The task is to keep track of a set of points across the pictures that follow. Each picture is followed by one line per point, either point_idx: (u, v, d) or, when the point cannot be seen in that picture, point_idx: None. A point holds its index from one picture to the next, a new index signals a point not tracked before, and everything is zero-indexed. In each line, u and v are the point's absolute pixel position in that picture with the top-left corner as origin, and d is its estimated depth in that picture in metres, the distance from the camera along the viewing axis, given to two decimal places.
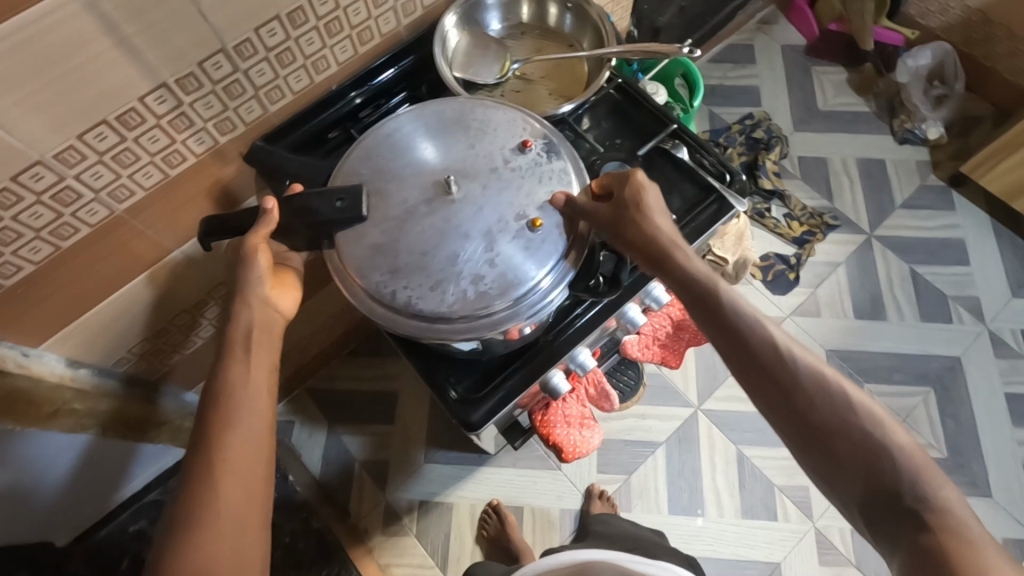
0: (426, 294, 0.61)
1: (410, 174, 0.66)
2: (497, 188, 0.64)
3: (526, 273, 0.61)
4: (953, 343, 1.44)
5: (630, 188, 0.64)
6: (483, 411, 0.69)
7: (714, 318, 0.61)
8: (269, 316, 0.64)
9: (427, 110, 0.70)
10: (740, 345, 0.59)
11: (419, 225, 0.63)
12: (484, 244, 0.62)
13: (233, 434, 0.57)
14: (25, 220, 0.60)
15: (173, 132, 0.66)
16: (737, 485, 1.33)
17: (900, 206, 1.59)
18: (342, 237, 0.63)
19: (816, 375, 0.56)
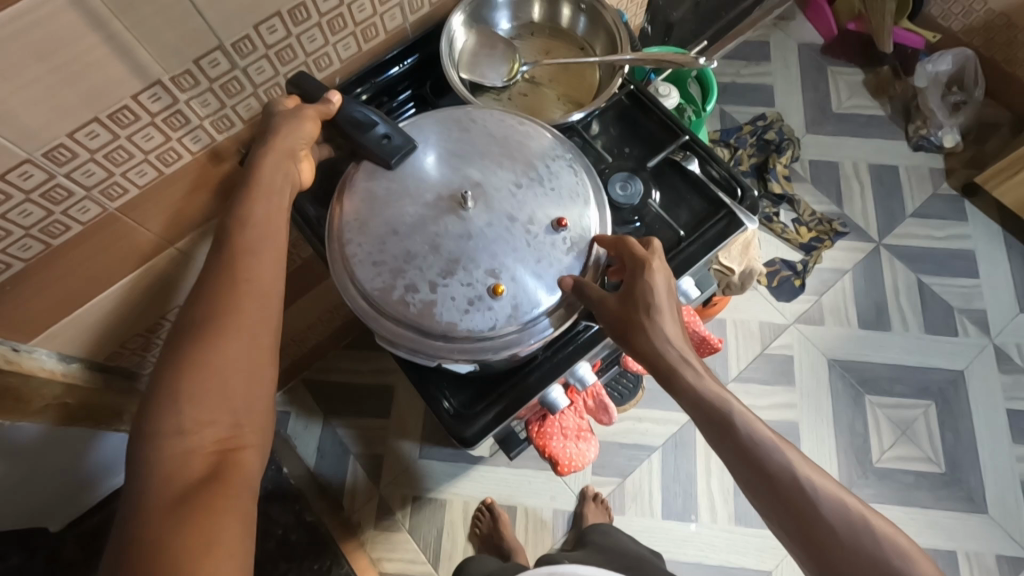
0: (367, 270, 0.61)
1: (448, 175, 0.64)
2: (501, 234, 0.62)
3: (471, 316, 0.59)
4: (956, 357, 1.43)
5: (643, 282, 0.60)
6: (478, 427, 0.68)
7: (741, 461, 0.56)
8: (288, 171, 0.60)
9: (496, 128, 0.68)
10: (770, 488, 0.54)
11: (406, 207, 0.62)
12: (469, 272, 0.60)
13: (253, 276, 0.53)
14: (14, 218, 0.59)
15: (168, 129, 0.64)
16: (732, 492, 1.33)
17: (911, 215, 1.56)
18: (367, 165, 0.65)
19: (860, 534, 0.51)
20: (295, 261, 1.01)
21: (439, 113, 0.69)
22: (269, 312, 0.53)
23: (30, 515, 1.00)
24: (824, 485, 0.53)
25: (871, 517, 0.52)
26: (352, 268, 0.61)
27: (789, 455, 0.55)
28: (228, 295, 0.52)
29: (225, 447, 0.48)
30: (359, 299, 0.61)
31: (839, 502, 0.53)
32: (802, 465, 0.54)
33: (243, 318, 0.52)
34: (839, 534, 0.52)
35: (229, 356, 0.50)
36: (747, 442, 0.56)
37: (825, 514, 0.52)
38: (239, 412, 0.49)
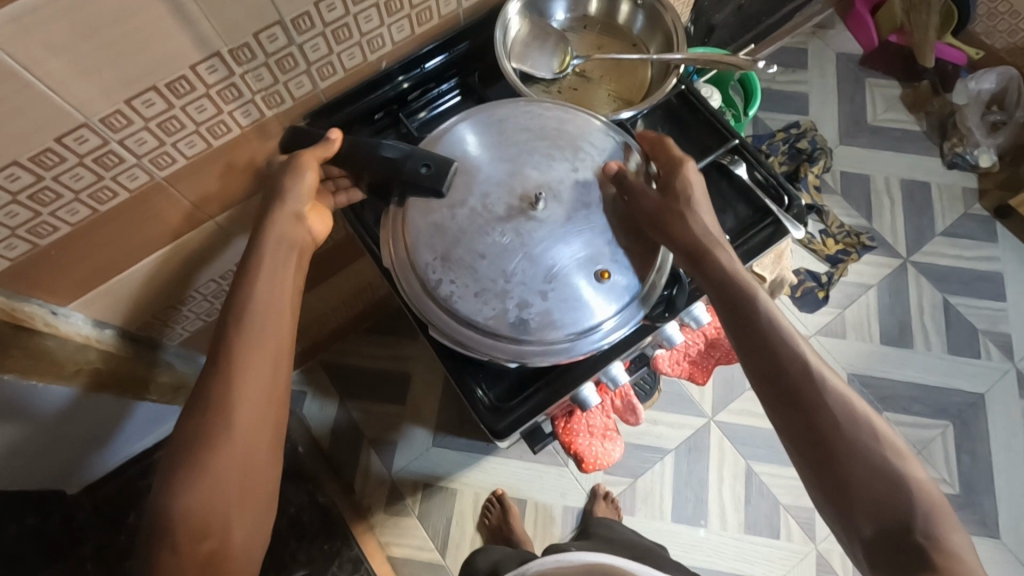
0: (468, 296, 0.60)
1: (495, 182, 0.64)
2: (581, 225, 0.63)
3: (579, 319, 0.60)
4: (978, 380, 1.41)
5: (673, 176, 0.65)
6: (510, 420, 0.68)
7: (789, 389, 0.55)
8: (299, 233, 0.63)
9: (527, 117, 0.68)
10: (809, 423, 0.54)
11: (489, 229, 0.62)
12: (549, 278, 0.61)
13: (251, 376, 0.55)
14: (65, 181, 0.59)
15: (220, 102, 0.63)
16: (743, 500, 1.32)
17: (941, 233, 1.54)
18: (415, 202, 0.64)
19: (895, 481, 0.51)
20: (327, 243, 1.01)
21: (464, 120, 0.68)
22: (268, 414, 0.56)
23: (50, 476, 1.02)
24: (873, 428, 0.53)
25: (912, 470, 0.52)
26: (434, 291, 0.61)
27: (843, 394, 0.54)
28: (224, 398, 0.54)
29: (212, 558, 0.51)
30: (435, 311, 0.60)
31: (882, 446, 0.52)
32: (855, 408, 0.54)
33: (248, 403, 0.54)
34: (874, 479, 0.51)
35: (222, 465, 0.52)
36: (798, 372, 0.55)
37: (866, 456, 0.52)
38: (232, 507, 0.52)
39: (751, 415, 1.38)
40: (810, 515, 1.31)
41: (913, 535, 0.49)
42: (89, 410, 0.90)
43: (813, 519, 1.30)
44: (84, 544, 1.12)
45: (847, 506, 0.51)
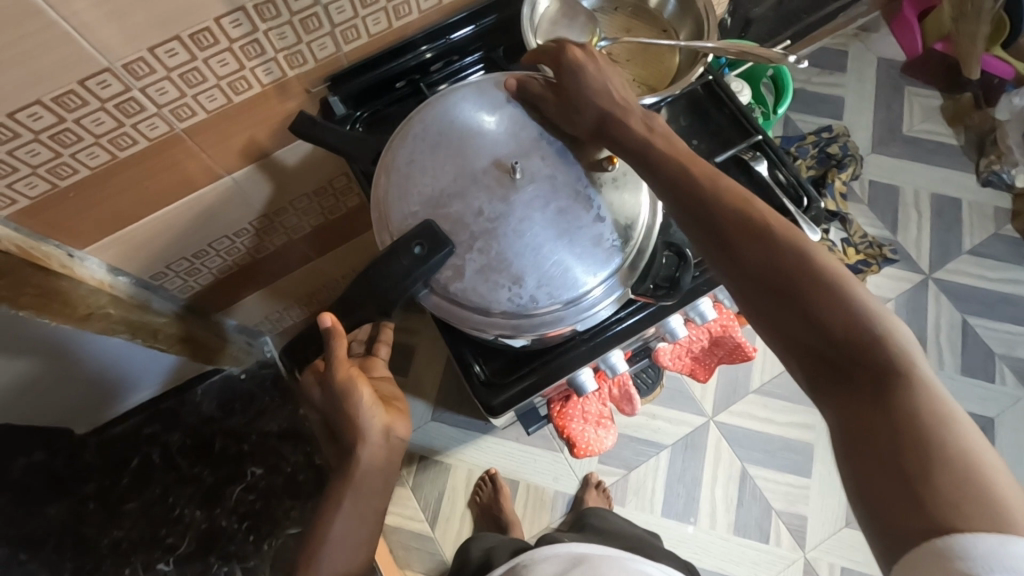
0: (554, 283, 0.58)
1: (464, 203, 0.59)
2: (554, 166, 0.61)
3: (581, 278, 0.58)
4: (989, 404, 1.38)
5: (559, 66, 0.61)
6: (505, 397, 0.68)
7: (690, 213, 0.54)
8: (386, 446, 0.61)
9: (428, 124, 0.63)
10: (719, 236, 0.52)
11: (510, 228, 0.58)
12: (562, 229, 0.59)
13: None
14: (86, 125, 0.60)
15: (243, 58, 0.63)
16: (735, 502, 1.32)
17: (966, 251, 1.50)
18: (441, 279, 0.58)
19: (804, 282, 0.48)
20: (340, 210, 1.01)
21: (387, 185, 0.61)
22: None
23: (59, 413, 1.07)
24: (778, 236, 0.50)
25: (825, 262, 0.48)
26: (515, 320, 0.59)
27: (743, 203, 0.52)
28: None
29: None
30: (529, 319, 0.59)
31: (787, 247, 0.49)
32: (756, 213, 0.51)
33: None
34: (787, 290, 0.48)
35: None
36: (690, 192, 0.54)
37: (768, 265, 0.49)
38: None
39: (751, 418, 1.37)
40: (802, 523, 1.30)
41: (837, 337, 0.46)
42: (103, 345, 0.92)
43: (804, 526, 1.30)
44: (88, 483, 1.15)
45: (764, 315, 0.50)
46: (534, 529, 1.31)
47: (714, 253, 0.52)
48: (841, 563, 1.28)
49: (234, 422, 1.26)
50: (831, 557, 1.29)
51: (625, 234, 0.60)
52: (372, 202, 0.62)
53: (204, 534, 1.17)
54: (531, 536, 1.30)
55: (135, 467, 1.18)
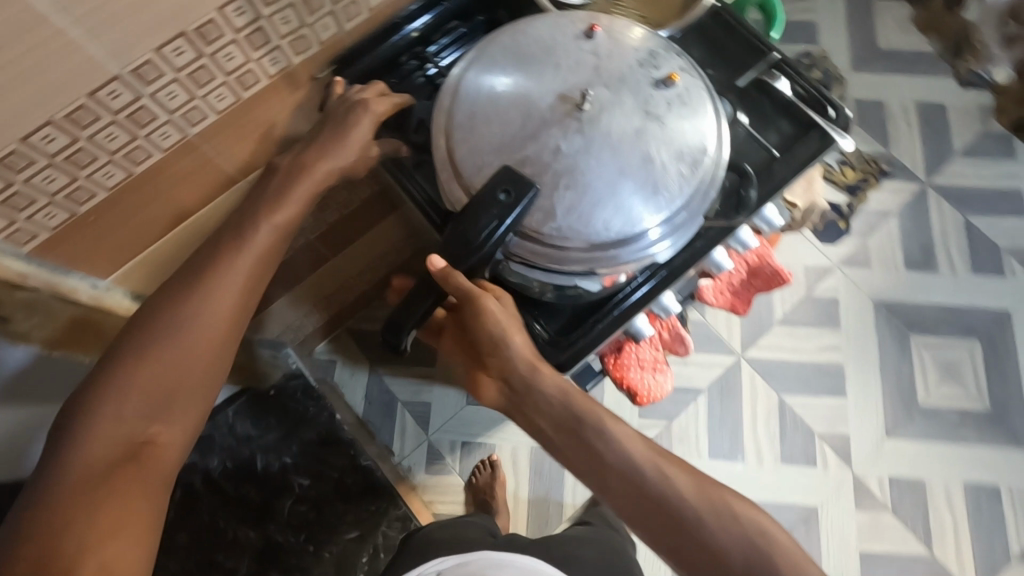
0: (646, 210, 0.53)
1: (540, 142, 0.53)
2: (626, 86, 0.55)
3: (669, 202, 0.53)
4: (1003, 298, 1.42)
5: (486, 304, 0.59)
6: (573, 353, 0.67)
7: (647, 501, 0.57)
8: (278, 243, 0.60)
9: (484, 68, 0.57)
10: (668, 516, 0.56)
11: (594, 156, 0.53)
12: (643, 156, 0.53)
13: (180, 334, 0.55)
14: (100, 141, 0.57)
15: (249, 49, 0.60)
16: (778, 434, 1.34)
17: (959, 153, 1.52)
18: (531, 224, 0.53)
19: (755, 548, 0.55)
20: (353, 203, 0.98)
21: (449, 137, 0.56)
22: (178, 376, 0.54)
23: None
24: (723, 503, 0.56)
25: (762, 526, 0.56)
26: (591, 255, 0.54)
27: (682, 476, 0.58)
28: (144, 351, 0.54)
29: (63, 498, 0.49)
30: (619, 254, 0.55)
31: (744, 525, 0.56)
32: (696, 487, 0.57)
33: (152, 369, 0.54)
34: (744, 551, 0.55)
35: (106, 416, 0.52)
36: (642, 485, 0.57)
37: (734, 549, 0.55)
38: (89, 480, 0.50)
39: (780, 349, 1.39)
40: (845, 442, 1.33)
41: None
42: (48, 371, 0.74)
43: (848, 445, 1.33)
44: None
45: None
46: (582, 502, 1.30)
47: (660, 525, 0.56)
48: (888, 474, 1.31)
49: (271, 437, 1.24)
50: (879, 470, 1.31)
51: (693, 162, 0.54)
52: (436, 159, 0.57)
53: (261, 552, 1.16)
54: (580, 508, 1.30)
55: (178, 500, 1.15)
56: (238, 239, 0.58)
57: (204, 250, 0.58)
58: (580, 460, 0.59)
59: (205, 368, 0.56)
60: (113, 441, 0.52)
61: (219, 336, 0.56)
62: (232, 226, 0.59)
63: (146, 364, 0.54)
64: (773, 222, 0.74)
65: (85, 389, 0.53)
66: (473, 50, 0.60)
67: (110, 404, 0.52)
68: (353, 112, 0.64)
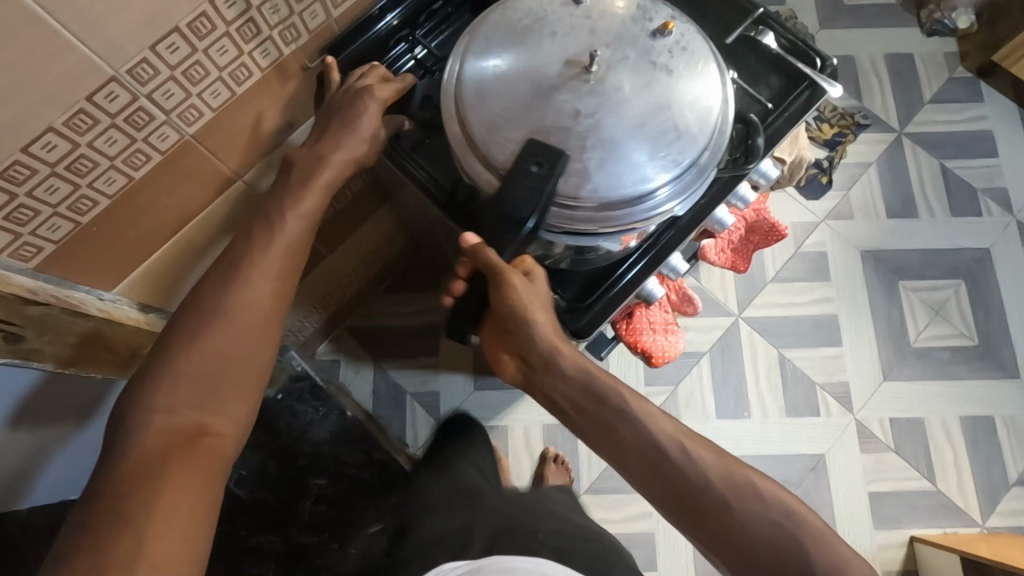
0: (673, 157, 0.54)
1: (557, 109, 0.54)
2: (625, 43, 0.57)
3: (693, 146, 0.54)
4: (982, 237, 1.46)
5: (503, 293, 0.59)
6: (590, 317, 0.68)
7: (663, 479, 0.57)
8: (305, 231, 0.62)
9: (488, 38, 0.57)
10: (693, 495, 0.55)
11: (613, 114, 0.54)
12: (657, 107, 0.54)
13: (224, 321, 0.56)
14: (100, 147, 0.56)
15: (240, 41, 0.60)
16: (781, 388, 1.37)
17: (929, 101, 1.56)
18: (564, 192, 0.53)
19: (785, 530, 0.54)
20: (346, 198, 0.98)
21: (460, 109, 0.56)
22: (225, 361, 0.55)
23: None
24: (754, 484, 0.55)
25: (792, 508, 0.55)
26: (611, 216, 0.55)
27: (713, 455, 0.57)
28: (190, 339, 0.55)
29: (126, 486, 0.48)
30: (653, 204, 0.55)
31: (775, 507, 0.55)
32: (725, 467, 0.56)
33: (199, 354, 0.55)
34: (773, 531, 0.54)
35: (159, 405, 0.53)
36: (667, 463, 0.56)
37: (760, 530, 0.54)
38: (150, 466, 0.50)
39: (775, 306, 1.42)
40: (845, 388, 1.37)
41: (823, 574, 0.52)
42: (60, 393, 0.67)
43: (848, 391, 1.37)
44: None
45: (748, 561, 0.54)
46: (594, 475, 1.33)
47: (687, 504, 0.56)
48: (888, 416, 1.35)
49: (284, 440, 1.21)
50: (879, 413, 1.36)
51: (702, 116, 0.55)
52: (448, 133, 0.57)
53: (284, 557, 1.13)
54: (593, 481, 1.33)
55: None
56: (268, 227, 0.60)
57: (238, 243, 0.60)
58: (602, 436, 0.60)
59: (247, 355, 0.57)
60: (169, 432, 0.52)
61: (259, 321, 0.57)
62: (260, 220, 0.61)
63: (192, 352, 0.55)
64: (769, 175, 0.76)
65: (136, 386, 0.53)
66: (473, 23, 0.60)
67: (162, 396, 0.53)
68: (359, 98, 0.64)
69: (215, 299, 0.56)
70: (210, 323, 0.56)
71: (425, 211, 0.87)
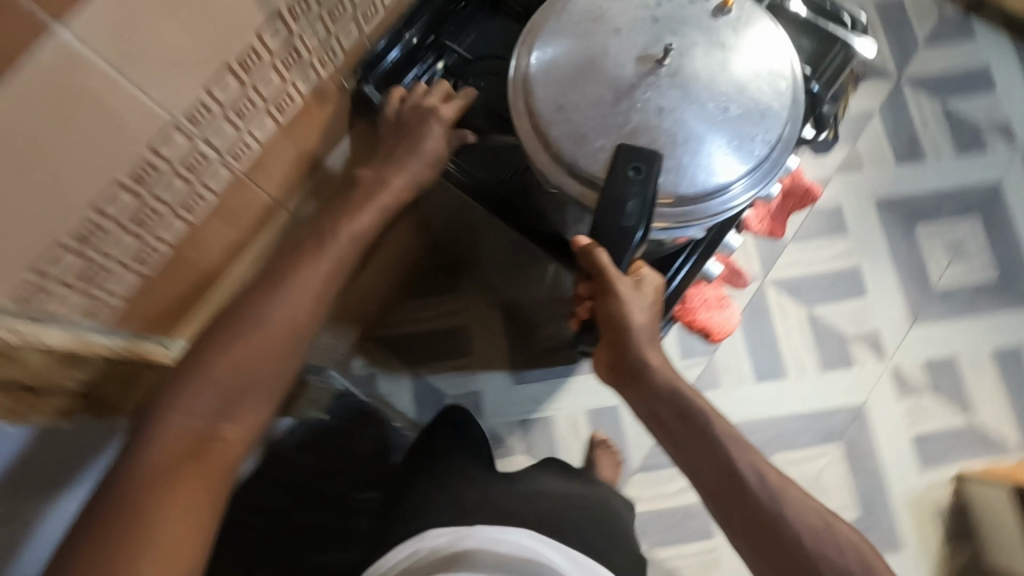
0: (758, 138, 0.59)
1: (641, 108, 0.59)
2: (690, 35, 0.61)
3: (772, 126, 0.60)
4: (989, 172, 1.48)
5: (612, 304, 0.62)
6: (662, 301, 0.71)
7: (740, 507, 0.61)
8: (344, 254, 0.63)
9: (558, 50, 0.61)
10: (763, 519, 0.60)
11: (694, 107, 0.59)
12: (733, 94, 0.60)
13: (257, 333, 0.59)
14: (161, 195, 0.55)
15: (284, 71, 0.59)
16: (814, 344, 1.39)
17: (923, 43, 1.57)
18: (662, 189, 0.58)
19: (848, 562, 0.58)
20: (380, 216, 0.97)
21: (538, 115, 0.60)
22: (250, 372, 0.59)
23: None
24: (821, 518, 0.60)
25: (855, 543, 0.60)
26: (687, 209, 0.58)
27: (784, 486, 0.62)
28: (223, 345, 0.59)
29: (140, 487, 0.53)
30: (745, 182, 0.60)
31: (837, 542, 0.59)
32: (797, 499, 0.61)
33: (227, 363, 0.58)
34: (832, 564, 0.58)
35: (189, 407, 0.57)
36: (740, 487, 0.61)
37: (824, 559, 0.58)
38: (170, 467, 0.54)
39: (799, 265, 1.43)
40: (876, 337, 1.39)
41: None
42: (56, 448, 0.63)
43: (879, 339, 1.39)
44: None
45: None
46: (644, 452, 1.35)
47: (753, 528, 0.60)
48: (921, 359, 1.38)
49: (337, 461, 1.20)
50: (912, 358, 1.38)
51: (774, 95, 0.60)
52: (524, 137, 0.60)
53: None
54: (643, 459, 1.34)
55: None
56: (318, 246, 0.62)
57: (284, 257, 0.63)
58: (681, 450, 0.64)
59: (270, 367, 0.60)
60: (188, 433, 0.57)
61: (290, 338, 0.60)
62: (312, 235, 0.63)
63: (223, 358, 0.58)
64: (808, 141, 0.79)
65: (173, 383, 0.58)
66: (538, 31, 0.64)
67: (190, 400, 0.57)
68: (425, 119, 0.67)
69: (254, 313, 0.59)
70: (244, 334, 0.59)
71: (463, 210, 0.85)
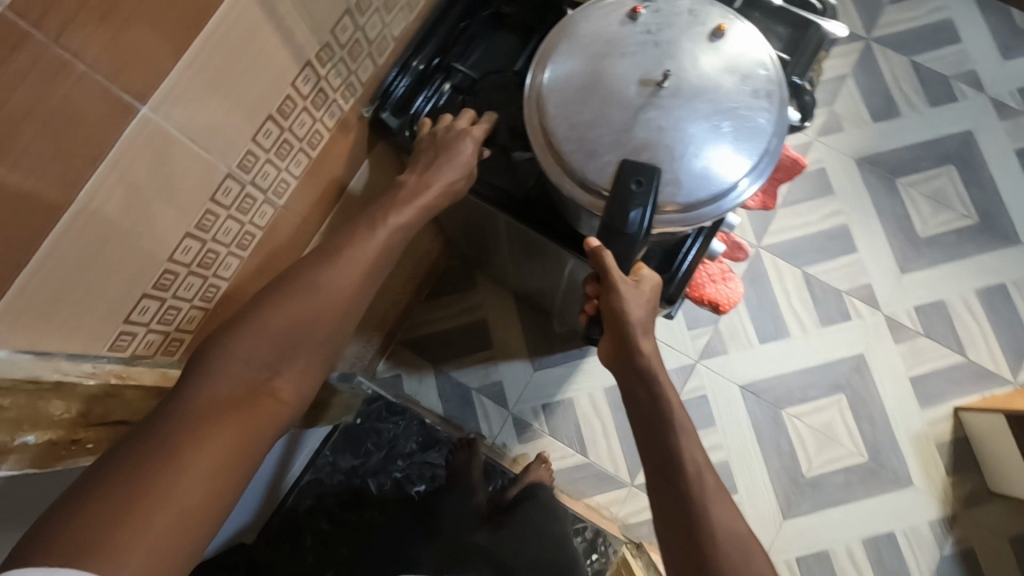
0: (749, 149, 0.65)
1: (644, 125, 0.65)
2: (687, 54, 0.67)
3: (762, 135, 0.65)
4: (962, 120, 1.55)
5: (614, 300, 0.68)
6: (675, 284, 0.78)
7: (674, 500, 0.63)
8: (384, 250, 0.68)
9: (567, 74, 0.68)
10: (689, 514, 0.62)
11: (693, 122, 0.65)
12: (727, 108, 0.66)
13: (308, 293, 0.63)
14: (220, 238, 0.61)
15: (314, 111, 0.65)
16: (812, 302, 1.47)
17: (889, 3, 1.63)
18: (665, 199, 0.64)
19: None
20: None
21: (550, 136, 0.66)
22: (298, 330, 0.63)
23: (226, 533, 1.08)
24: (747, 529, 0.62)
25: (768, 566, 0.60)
26: (689, 214, 0.65)
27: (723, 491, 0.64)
28: (279, 298, 0.63)
29: (188, 421, 0.55)
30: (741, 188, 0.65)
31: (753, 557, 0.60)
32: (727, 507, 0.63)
33: (280, 317, 0.62)
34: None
35: (242, 353, 0.60)
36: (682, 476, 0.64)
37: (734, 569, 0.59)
38: (219, 408, 0.57)
39: (791, 229, 1.51)
40: (869, 289, 1.47)
41: None
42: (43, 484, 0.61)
43: (872, 291, 1.47)
44: None
45: None
46: None
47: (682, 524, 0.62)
48: (913, 306, 1.46)
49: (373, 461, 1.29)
50: (905, 306, 1.46)
51: (764, 106, 0.66)
52: (539, 154, 0.67)
53: None
54: None
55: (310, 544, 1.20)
56: (368, 228, 0.67)
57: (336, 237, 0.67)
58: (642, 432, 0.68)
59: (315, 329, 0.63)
60: (238, 382, 0.59)
61: (338, 310, 0.64)
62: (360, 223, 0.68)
63: (277, 312, 0.62)
64: None
65: (227, 329, 0.62)
66: (546, 56, 0.70)
67: (245, 346, 0.60)
68: (460, 137, 0.72)
69: (303, 282, 0.64)
70: (298, 299, 0.63)
71: (482, 216, 0.92)
